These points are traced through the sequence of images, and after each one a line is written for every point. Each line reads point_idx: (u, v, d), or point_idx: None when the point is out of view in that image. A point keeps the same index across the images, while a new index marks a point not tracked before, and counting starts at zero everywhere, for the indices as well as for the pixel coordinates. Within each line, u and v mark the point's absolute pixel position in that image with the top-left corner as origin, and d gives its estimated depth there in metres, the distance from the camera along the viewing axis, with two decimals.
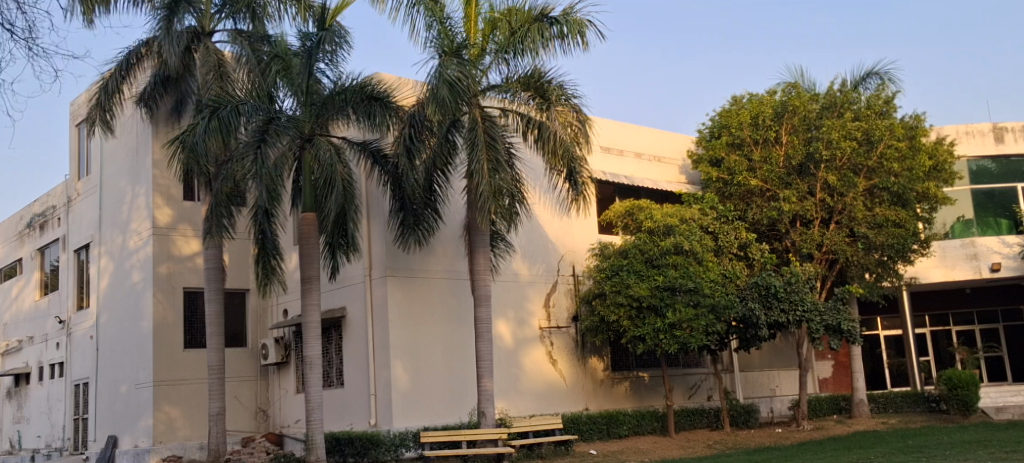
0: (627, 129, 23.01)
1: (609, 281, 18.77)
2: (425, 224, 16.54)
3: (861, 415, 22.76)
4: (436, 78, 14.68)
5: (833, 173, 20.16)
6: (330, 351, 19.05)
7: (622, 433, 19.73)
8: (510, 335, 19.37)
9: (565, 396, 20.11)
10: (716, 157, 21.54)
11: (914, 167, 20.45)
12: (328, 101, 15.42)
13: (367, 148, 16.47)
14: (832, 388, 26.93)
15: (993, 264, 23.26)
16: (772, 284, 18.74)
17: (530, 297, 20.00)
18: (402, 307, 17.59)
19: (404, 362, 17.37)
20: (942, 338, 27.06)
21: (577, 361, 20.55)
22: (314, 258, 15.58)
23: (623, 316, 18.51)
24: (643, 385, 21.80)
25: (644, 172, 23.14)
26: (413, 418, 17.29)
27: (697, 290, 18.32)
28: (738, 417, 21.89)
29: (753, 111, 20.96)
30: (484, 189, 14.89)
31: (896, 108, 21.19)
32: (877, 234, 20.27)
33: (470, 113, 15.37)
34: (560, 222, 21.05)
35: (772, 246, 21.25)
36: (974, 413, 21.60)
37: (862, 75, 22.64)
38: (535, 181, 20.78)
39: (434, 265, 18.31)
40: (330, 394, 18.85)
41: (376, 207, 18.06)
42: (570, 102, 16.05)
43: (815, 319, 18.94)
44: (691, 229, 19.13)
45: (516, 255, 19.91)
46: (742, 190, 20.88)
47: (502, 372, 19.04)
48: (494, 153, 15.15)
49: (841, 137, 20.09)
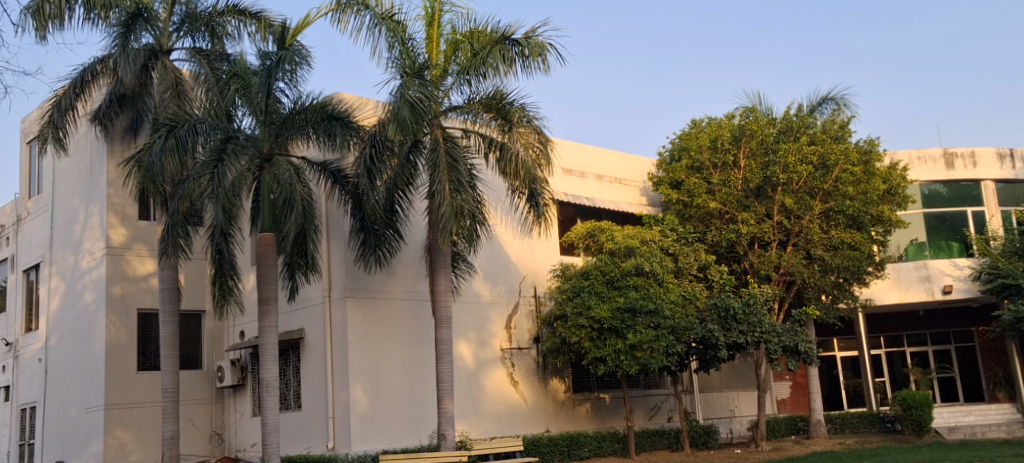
0: (589, 151, 23.19)
1: (570, 302, 18.79)
2: (386, 245, 16.43)
3: (819, 435, 22.98)
4: (398, 98, 14.65)
5: (790, 196, 20.47)
6: (287, 374, 18.78)
7: (583, 454, 19.67)
8: (471, 356, 19.30)
9: (526, 418, 20.04)
10: (676, 179, 21.89)
11: (869, 190, 20.76)
12: (288, 120, 15.35)
13: (327, 168, 16.39)
14: (790, 409, 27.18)
15: (945, 286, 23.69)
16: (730, 307, 18.87)
17: (491, 318, 19.95)
18: (363, 328, 17.45)
19: (363, 384, 17.20)
20: (897, 359, 27.49)
21: (538, 383, 20.50)
22: (272, 279, 15.31)
23: (584, 337, 18.47)
24: (605, 406, 21.83)
25: (606, 194, 23.31)
26: (373, 441, 17.09)
27: (658, 312, 18.38)
28: (698, 439, 21.95)
29: (712, 134, 21.33)
30: (445, 209, 14.86)
31: (851, 133, 21.55)
32: (832, 257, 20.53)
33: (432, 133, 15.44)
34: (522, 242, 21.05)
35: (730, 268, 21.49)
36: (928, 433, 21.92)
37: (818, 101, 22.94)
38: (497, 202, 20.80)
39: (394, 286, 18.18)
40: (288, 417, 18.56)
41: (336, 228, 17.93)
42: (532, 124, 16.07)
43: (774, 340, 19.07)
44: (652, 251, 19.34)
45: (477, 276, 19.86)
46: (701, 211, 21.16)
47: (462, 393, 18.92)
48: (455, 174, 15.13)
49: (797, 161, 20.40)
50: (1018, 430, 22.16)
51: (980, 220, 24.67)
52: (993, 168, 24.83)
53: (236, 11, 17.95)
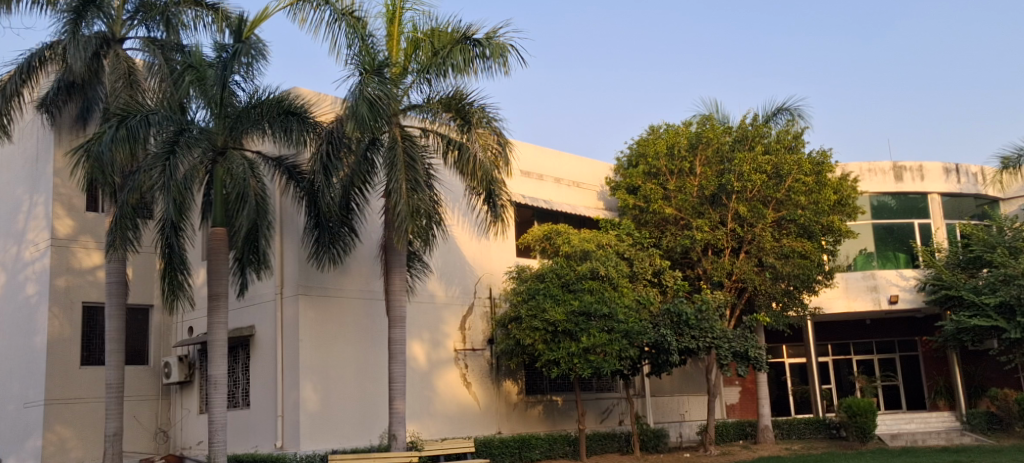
0: (548, 154, 23.24)
1: (525, 305, 18.82)
2: (341, 242, 16.32)
3: (765, 440, 23.30)
4: (356, 95, 14.56)
5: (744, 204, 20.78)
6: (236, 372, 18.54)
7: (534, 456, 19.70)
8: (424, 356, 19.21)
9: (478, 420, 20.01)
10: (633, 185, 22.07)
11: (820, 200, 21.02)
12: (242, 114, 15.08)
13: (282, 163, 16.23)
14: (738, 414, 27.53)
15: (891, 296, 24.21)
16: (683, 312, 19.00)
17: (446, 319, 19.89)
18: (315, 327, 17.28)
19: (314, 383, 17.04)
20: (844, 367, 27.98)
21: (491, 385, 20.46)
22: (223, 274, 15.09)
23: (538, 340, 18.52)
24: (557, 409, 21.92)
25: (564, 197, 23.40)
26: (322, 441, 16.95)
27: (612, 316, 18.54)
28: (648, 442, 22.11)
29: (669, 141, 21.56)
30: (402, 208, 14.78)
31: (805, 143, 21.83)
32: (783, 265, 20.81)
33: (390, 132, 15.37)
34: (478, 243, 21.04)
35: (684, 273, 21.79)
36: (871, 439, 22.35)
37: (773, 111, 23.09)
38: (454, 203, 20.76)
39: (348, 284, 18.04)
40: (235, 415, 18.33)
41: (289, 224, 17.73)
42: (491, 125, 16.08)
43: (724, 346, 19.24)
44: (607, 254, 19.46)
45: (432, 276, 19.79)
46: (657, 217, 21.32)
47: (414, 394, 18.85)
48: (413, 173, 15.08)
49: (752, 170, 20.67)
50: (957, 438, 22.73)
51: (926, 232, 25.21)
52: (939, 181, 25.38)
53: (192, 1, 17.38)
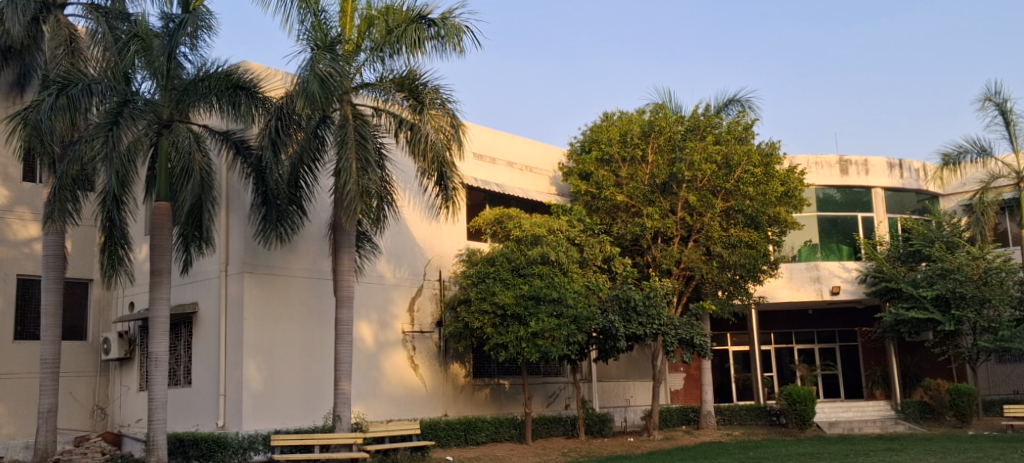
0: (501, 137, 23.19)
1: (474, 287, 18.89)
2: (289, 221, 16.13)
3: (707, 426, 23.69)
4: (307, 71, 14.36)
5: (693, 193, 20.96)
6: (178, 349, 18.24)
7: (479, 439, 19.77)
8: (371, 337, 19.10)
9: (424, 402, 19.99)
10: (586, 171, 22.13)
11: (768, 191, 21.15)
12: (190, 87, 14.78)
13: (229, 138, 15.95)
14: (682, 400, 27.91)
15: (833, 287, 24.68)
16: (631, 298, 19.20)
17: (394, 300, 19.79)
18: (260, 305, 17.05)
19: (258, 362, 16.84)
20: (785, 356, 28.52)
21: (438, 367, 20.44)
22: (166, 250, 14.79)
23: (486, 323, 18.60)
24: (503, 392, 22.02)
25: (516, 181, 23.38)
26: (264, 421, 16.76)
27: (561, 300, 18.52)
28: (593, 426, 22.44)
29: (622, 128, 21.66)
30: (351, 188, 14.63)
31: (755, 135, 22.05)
32: (730, 254, 21.14)
33: (341, 110, 15.19)
34: (428, 225, 20.94)
35: (634, 260, 21.98)
36: (810, 427, 22.83)
37: (725, 102, 23.33)
38: (405, 184, 20.63)
39: (295, 263, 17.83)
40: (176, 393, 18.04)
41: (236, 200, 17.42)
42: (444, 106, 15.97)
43: (671, 333, 19.55)
44: (559, 240, 19.48)
45: (381, 257, 19.65)
46: (608, 204, 21.44)
47: (361, 375, 18.74)
48: (364, 152, 14.94)
49: (702, 160, 20.85)
50: (891, 426, 23.32)
51: (868, 225, 25.76)
52: (883, 176, 25.90)
53: None
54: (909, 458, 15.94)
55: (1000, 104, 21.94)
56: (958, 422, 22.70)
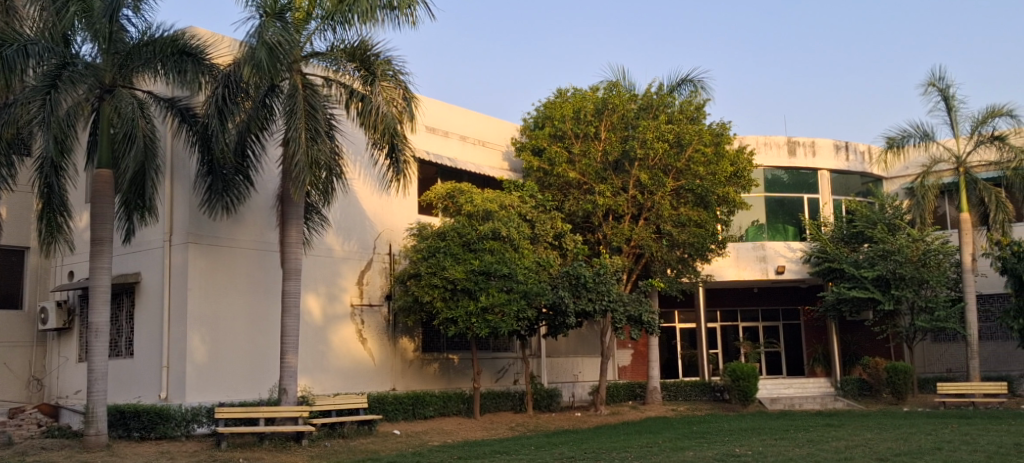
0: (453, 111, 23.02)
1: (425, 262, 18.78)
2: (235, 191, 15.88)
3: (653, 401, 24.02)
4: (255, 39, 14.07)
5: (645, 172, 21.08)
6: (120, 320, 17.89)
7: (427, 414, 19.78)
8: (319, 310, 18.95)
9: (372, 376, 19.93)
10: (539, 146, 22.08)
11: (718, 171, 21.38)
12: (133, 51, 14.50)
13: (174, 105, 15.58)
14: (629, 376, 28.22)
15: (778, 267, 25.19)
16: (582, 275, 19.26)
17: (343, 273, 19.62)
18: (205, 276, 16.77)
19: (202, 334, 16.59)
20: (730, 333, 28.99)
21: (386, 341, 20.36)
22: (108, 218, 14.46)
23: (436, 297, 18.53)
24: (452, 367, 22.03)
25: (468, 156, 23.26)
26: (208, 393, 16.56)
27: (511, 276, 18.55)
28: (541, 401, 22.57)
29: (575, 105, 21.60)
30: (300, 159, 14.42)
31: (706, 115, 22.23)
32: (679, 233, 21.40)
33: (291, 79, 14.95)
34: (378, 198, 20.76)
35: (584, 237, 22.11)
36: (752, 403, 23.30)
37: (677, 82, 23.33)
38: (356, 156, 20.39)
39: (241, 234, 17.55)
40: (117, 364, 17.72)
41: (181, 169, 17.04)
42: (395, 78, 15.79)
43: (619, 310, 19.73)
44: (510, 216, 19.46)
45: (330, 229, 19.44)
46: (561, 181, 21.49)
47: (308, 348, 18.59)
48: (313, 122, 14.72)
49: (654, 138, 20.94)
50: (831, 403, 23.88)
51: (814, 206, 26.20)
52: (830, 158, 26.29)
53: None
54: (846, 433, 16.36)
55: (943, 89, 22.37)
56: (894, 399, 23.30)
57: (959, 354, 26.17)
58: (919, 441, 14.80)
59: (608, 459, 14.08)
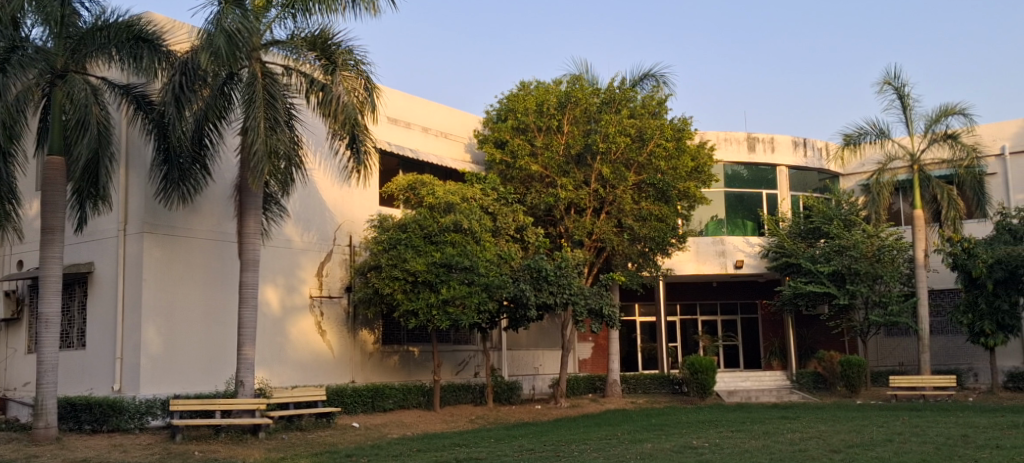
0: (415, 102, 22.89)
1: (385, 254, 18.62)
2: (192, 180, 15.62)
3: (613, 394, 24.16)
4: (213, 26, 13.85)
5: (607, 166, 21.11)
6: (72, 310, 17.53)
7: (387, 406, 19.69)
8: (277, 301, 18.73)
9: (331, 368, 19.79)
10: (501, 139, 22.06)
11: (679, 166, 21.58)
12: (86, 36, 14.27)
13: (130, 92, 15.29)
14: (590, 369, 28.35)
15: (736, 262, 25.33)
16: (543, 268, 19.28)
17: (302, 264, 19.42)
18: (160, 266, 16.50)
19: (158, 325, 16.33)
20: (689, 327, 29.24)
21: (346, 334, 20.23)
22: (59, 206, 14.15)
23: (397, 289, 18.41)
24: (412, 360, 21.96)
25: (430, 147, 23.15)
26: (162, 386, 16.30)
27: (472, 269, 18.50)
28: (501, 394, 22.57)
29: (538, 98, 21.54)
30: (259, 148, 14.21)
31: (667, 110, 22.33)
32: (640, 227, 21.60)
33: (250, 67, 14.74)
34: (339, 189, 20.58)
35: (546, 231, 22.16)
36: (710, 395, 23.55)
37: (639, 77, 23.46)
38: (316, 147, 20.20)
39: (197, 224, 17.27)
40: (68, 356, 17.36)
41: (136, 157, 16.72)
42: (357, 68, 15.66)
43: (581, 302, 19.74)
44: (471, 208, 19.33)
45: (288, 220, 19.22)
46: (523, 173, 21.44)
47: (266, 340, 18.39)
48: (272, 111, 14.55)
49: (617, 132, 20.98)
50: (786, 395, 24.21)
51: (772, 202, 26.52)
52: (788, 154, 26.59)
53: None
54: (800, 425, 16.60)
55: (898, 88, 22.70)
56: (848, 392, 23.69)
57: (911, 349, 26.66)
58: (872, 433, 15.06)
59: (567, 451, 14.13)
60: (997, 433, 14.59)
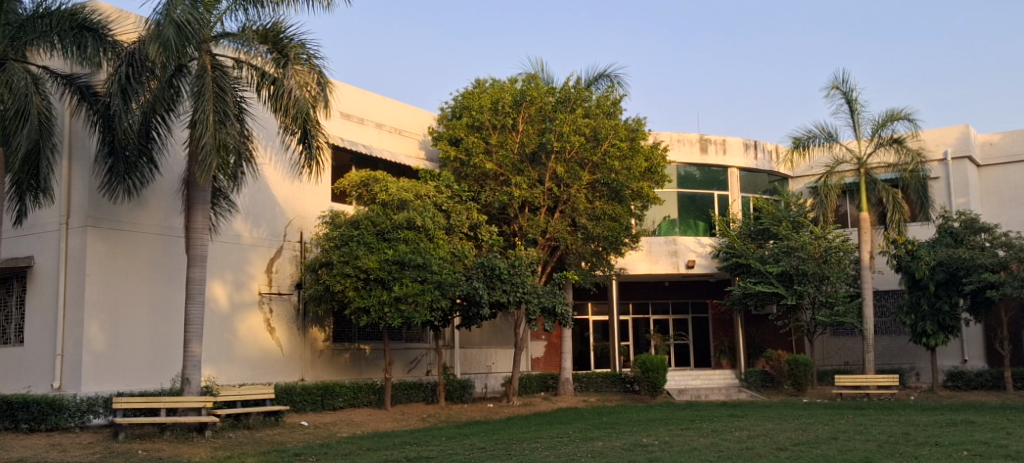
0: (369, 98, 22.69)
1: (337, 251, 18.43)
2: (137, 174, 15.27)
3: (565, 393, 24.22)
4: (161, 17, 13.55)
5: (561, 165, 21.14)
6: (9, 305, 17.04)
7: (336, 404, 19.49)
8: (225, 298, 18.42)
9: (280, 366, 19.53)
10: (455, 136, 21.93)
11: (632, 167, 21.74)
12: (27, 24, 13.90)
13: (73, 82, 14.94)
14: (542, 367, 28.37)
15: (688, 261, 25.57)
16: (496, 266, 19.26)
17: (251, 260, 19.12)
18: (104, 261, 16.12)
19: (101, 321, 15.95)
20: (641, 326, 29.40)
21: (295, 331, 19.98)
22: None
23: (348, 287, 18.21)
24: (363, 358, 21.78)
25: (384, 143, 22.97)
26: (105, 383, 15.93)
27: (426, 266, 18.39)
28: (453, 392, 22.49)
29: (493, 96, 21.48)
30: (207, 141, 13.95)
31: (622, 110, 22.45)
32: (594, 226, 21.68)
33: (200, 59, 14.44)
34: (289, 184, 20.32)
35: (500, 229, 22.12)
36: (661, 394, 23.75)
37: (594, 77, 23.56)
38: (267, 141, 19.90)
39: (143, 218, 16.90)
40: (6, 352, 16.86)
41: (79, 149, 16.31)
42: (310, 62, 15.45)
43: (533, 301, 19.80)
44: (425, 205, 19.20)
45: (237, 215, 18.91)
46: (477, 172, 21.32)
47: (213, 337, 18.08)
48: (221, 104, 14.28)
49: (571, 131, 21.01)
50: (735, 394, 24.49)
51: (723, 204, 26.81)
52: (739, 156, 26.89)
53: None
54: (748, 423, 16.80)
55: (846, 93, 23.09)
56: (795, 391, 24.06)
57: (856, 348, 27.18)
58: (817, 430, 15.30)
59: (518, 449, 14.11)
60: (936, 431, 14.91)
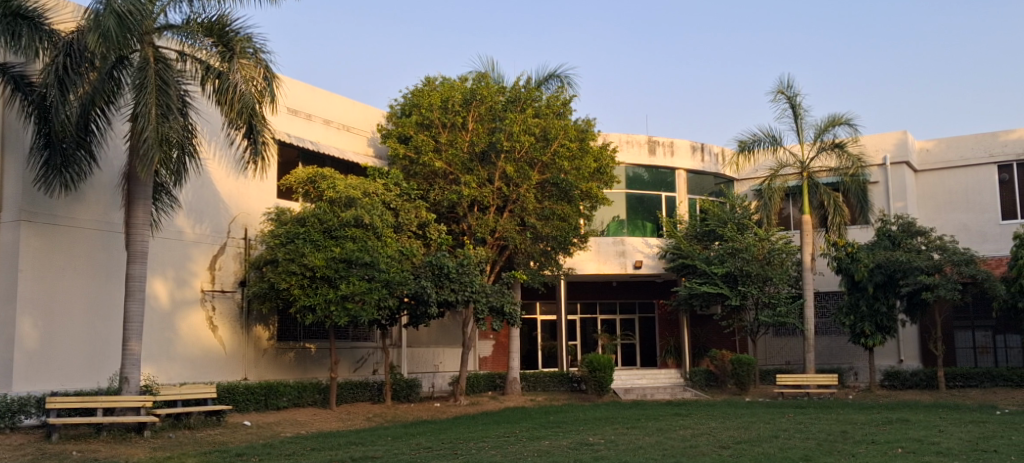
0: (318, 94, 22.44)
1: (283, 248, 18.22)
2: (75, 167, 14.86)
3: (513, 392, 24.21)
4: (102, 7, 13.22)
5: (511, 164, 21.06)
6: None
7: (280, 404, 19.22)
8: (166, 295, 18.04)
9: (223, 365, 19.19)
10: (405, 134, 21.70)
11: (582, 167, 21.75)
12: None
13: (7, 72, 14.60)
14: (490, 366, 28.36)
15: (635, 262, 25.74)
16: (445, 265, 19.14)
17: (194, 257, 18.75)
18: (39, 257, 15.67)
19: (34, 318, 15.49)
20: (589, 326, 29.55)
21: (239, 329, 19.66)
22: None
23: (294, 284, 18.01)
24: (309, 357, 21.56)
25: (332, 140, 22.73)
26: (38, 382, 15.50)
27: (373, 264, 18.09)
28: (400, 391, 22.32)
29: (443, 94, 21.35)
30: (148, 135, 13.62)
31: (571, 111, 22.51)
32: (543, 226, 21.77)
33: (142, 51, 14.12)
34: (234, 181, 19.99)
35: (449, 227, 22.03)
36: (607, 393, 23.89)
37: (545, 77, 23.62)
38: (211, 137, 19.55)
39: (81, 213, 16.46)
40: None
41: (13, 141, 15.80)
42: (255, 56, 15.20)
43: (481, 300, 19.83)
44: (373, 203, 19.00)
45: (180, 211, 18.53)
46: (426, 169, 21.21)
47: (153, 335, 17.69)
48: (164, 97, 13.97)
49: (521, 131, 20.95)
50: (680, 393, 24.77)
51: (670, 205, 27.08)
52: (686, 158, 27.19)
53: None
54: (691, 422, 16.97)
55: (791, 98, 23.49)
56: (739, 390, 24.40)
57: (797, 348, 27.68)
58: (759, 429, 15.52)
59: (464, 449, 14.06)
60: (873, 429, 15.24)
